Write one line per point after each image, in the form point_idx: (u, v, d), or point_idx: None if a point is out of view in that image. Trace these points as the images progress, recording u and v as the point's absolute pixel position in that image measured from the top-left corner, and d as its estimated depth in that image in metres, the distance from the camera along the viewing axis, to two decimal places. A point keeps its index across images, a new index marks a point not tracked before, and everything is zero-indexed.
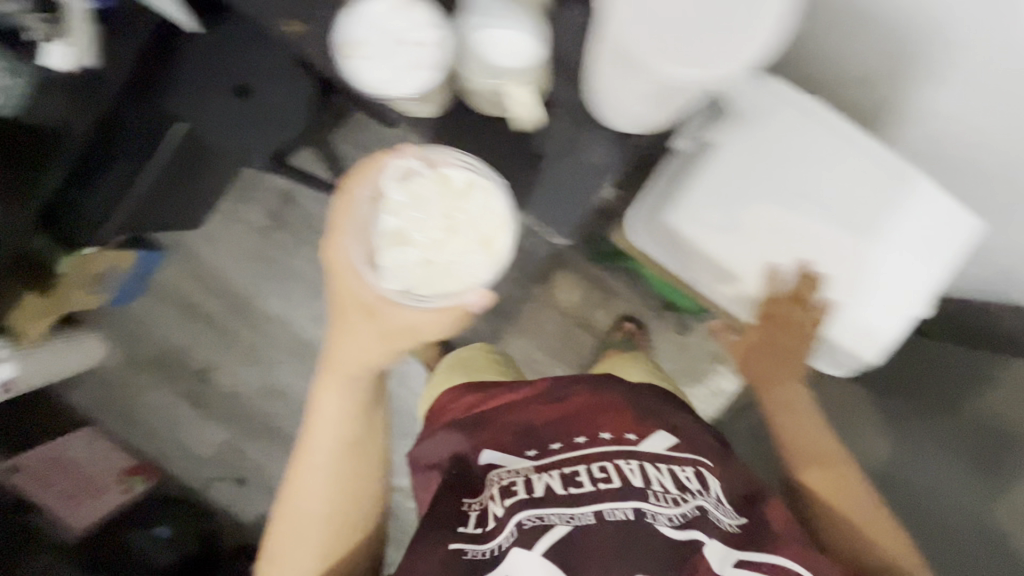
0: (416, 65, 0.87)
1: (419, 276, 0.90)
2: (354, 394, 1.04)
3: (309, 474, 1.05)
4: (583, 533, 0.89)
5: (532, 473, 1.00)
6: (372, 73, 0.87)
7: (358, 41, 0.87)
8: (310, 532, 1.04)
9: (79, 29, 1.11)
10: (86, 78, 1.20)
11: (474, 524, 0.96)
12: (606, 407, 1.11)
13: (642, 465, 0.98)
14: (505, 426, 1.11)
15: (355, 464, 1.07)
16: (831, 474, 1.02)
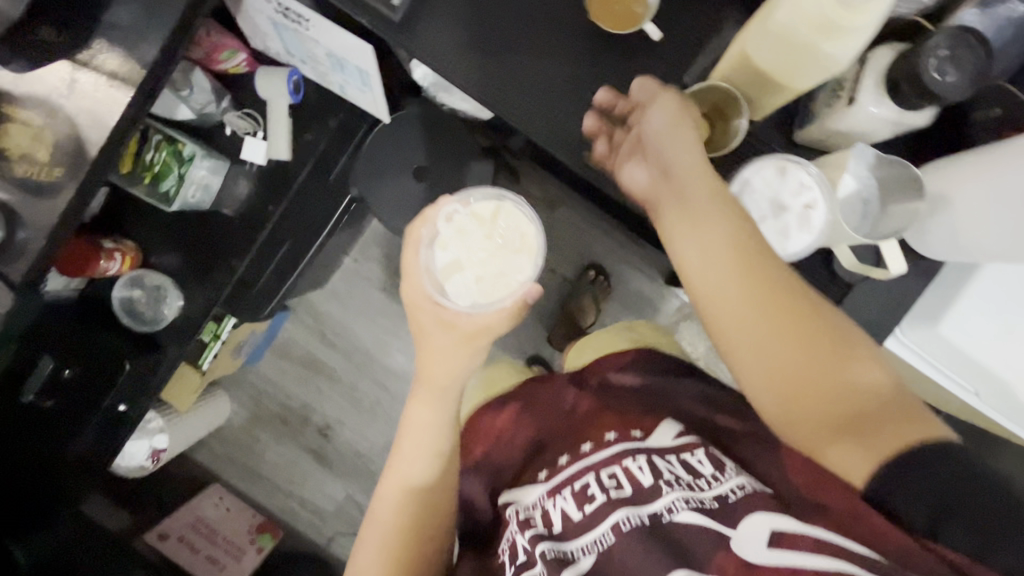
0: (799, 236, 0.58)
1: (488, 289, 0.78)
2: (436, 397, 0.78)
3: (390, 486, 0.77)
4: (611, 552, 0.62)
5: (546, 499, 0.73)
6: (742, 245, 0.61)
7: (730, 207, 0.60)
8: (395, 529, 0.74)
9: (280, 126, 1.15)
10: (279, 170, 1.20)
11: (512, 562, 0.68)
12: (603, 413, 0.87)
13: (650, 459, 0.71)
14: (527, 458, 0.88)
15: (418, 488, 0.77)
16: (849, 399, 0.55)
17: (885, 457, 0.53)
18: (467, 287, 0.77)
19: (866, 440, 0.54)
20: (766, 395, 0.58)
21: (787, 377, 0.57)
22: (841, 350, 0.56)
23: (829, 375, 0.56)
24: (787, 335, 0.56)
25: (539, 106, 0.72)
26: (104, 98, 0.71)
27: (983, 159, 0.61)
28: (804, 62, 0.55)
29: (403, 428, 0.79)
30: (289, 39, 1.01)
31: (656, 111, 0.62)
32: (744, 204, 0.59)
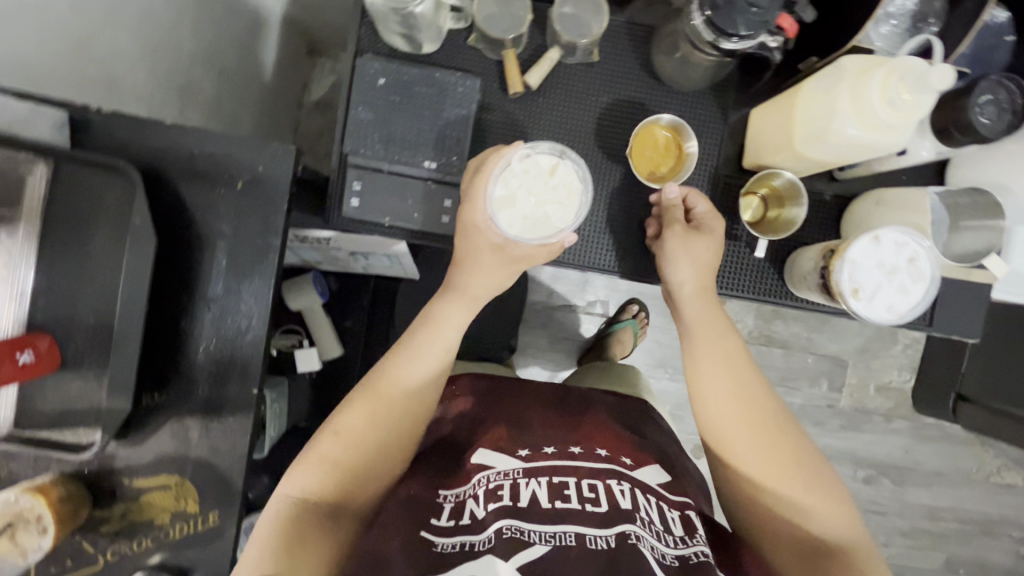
0: (915, 293, 0.62)
1: (539, 223, 0.63)
2: (440, 362, 0.68)
3: (356, 401, 0.64)
4: (570, 556, 0.52)
5: (522, 475, 0.61)
6: (878, 308, 0.62)
7: (853, 278, 0.62)
8: (337, 469, 0.60)
9: (321, 326, 1.13)
10: (336, 367, 1.19)
11: (450, 516, 0.58)
12: (601, 419, 0.74)
13: (635, 490, 0.61)
14: (493, 418, 0.73)
15: (385, 407, 0.64)
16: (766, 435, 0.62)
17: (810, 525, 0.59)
18: (521, 219, 0.63)
19: (775, 531, 0.60)
20: (740, 451, 0.62)
21: (749, 433, 0.62)
22: (829, 502, 0.59)
23: (780, 485, 0.60)
24: (785, 422, 0.63)
25: (614, 245, 0.75)
26: (227, 429, 0.68)
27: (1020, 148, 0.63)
28: (867, 152, 0.58)
29: (403, 347, 0.68)
30: (308, 252, 1.00)
31: (687, 264, 0.67)
32: (849, 267, 0.62)
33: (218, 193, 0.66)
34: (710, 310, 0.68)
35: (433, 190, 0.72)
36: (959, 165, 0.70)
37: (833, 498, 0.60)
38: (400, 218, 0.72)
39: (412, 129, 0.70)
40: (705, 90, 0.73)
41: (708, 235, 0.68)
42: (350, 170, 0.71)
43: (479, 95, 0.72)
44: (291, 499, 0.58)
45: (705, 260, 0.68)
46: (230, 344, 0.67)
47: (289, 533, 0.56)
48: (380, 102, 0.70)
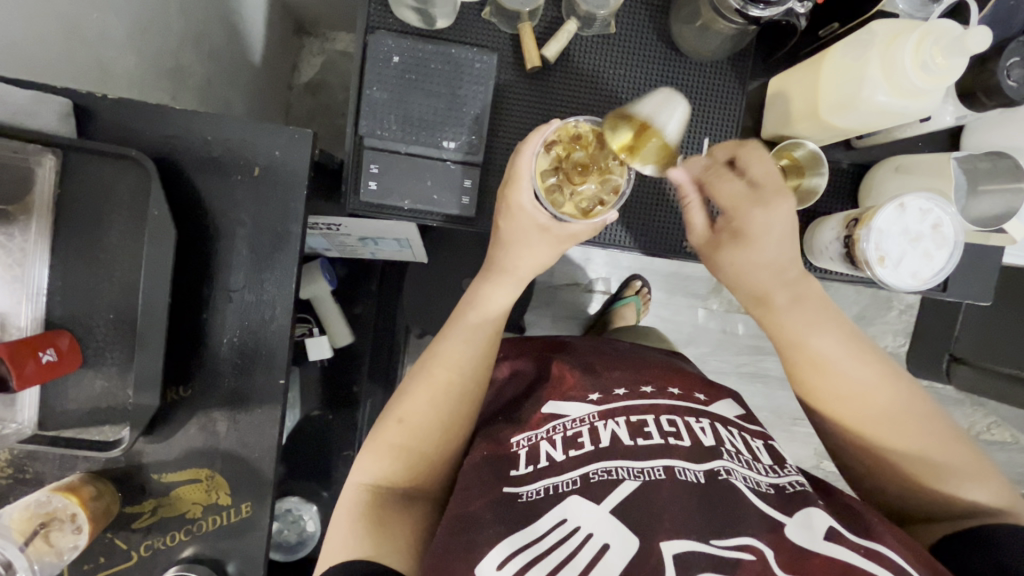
0: (942, 261, 0.63)
1: (580, 197, 0.64)
2: (489, 339, 0.67)
3: (417, 386, 0.64)
4: (661, 490, 0.53)
5: (598, 418, 0.62)
6: (903, 272, 0.63)
7: (880, 249, 0.62)
8: (410, 454, 0.61)
9: (330, 313, 1.13)
10: (345, 353, 1.19)
11: (527, 462, 0.59)
12: (659, 364, 0.75)
13: (715, 424, 0.62)
14: (551, 374, 0.74)
15: (443, 389, 0.64)
16: (834, 385, 0.58)
17: (924, 451, 0.55)
18: (559, 190, 0.64)
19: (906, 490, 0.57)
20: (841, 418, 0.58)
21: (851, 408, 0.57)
22: (960, 468, 0.55)
23: (909, 455, 0.56)
24: (852, 382, 0.57)
25: (634, 219, 0.77)
26: (256, 421, 0.68)
27: None
28: (895, 119, 0.58)
29: (453, 327, 0.67)
30: (316, 239, 0.99)
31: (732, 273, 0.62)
32: (875, 236, 0.62)
33: (234, 181, 0.64)
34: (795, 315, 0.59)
35: (453, 171, 0.70)
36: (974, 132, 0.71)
37: (964, 460, 0.55)
38: (419, 201, 0.71)
39: (429, 108, 0.68)
40: (724, 61, 0.72)
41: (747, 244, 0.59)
42: (365, 153, 0.69)
43: (496, 71, 0.70)
44: (367, 486, 0.59)
45: (764, 263, 0.59)
46: (255, 335, 0.66)
47: (368, 514, 0.57)
48: (395, 81, 0.68)
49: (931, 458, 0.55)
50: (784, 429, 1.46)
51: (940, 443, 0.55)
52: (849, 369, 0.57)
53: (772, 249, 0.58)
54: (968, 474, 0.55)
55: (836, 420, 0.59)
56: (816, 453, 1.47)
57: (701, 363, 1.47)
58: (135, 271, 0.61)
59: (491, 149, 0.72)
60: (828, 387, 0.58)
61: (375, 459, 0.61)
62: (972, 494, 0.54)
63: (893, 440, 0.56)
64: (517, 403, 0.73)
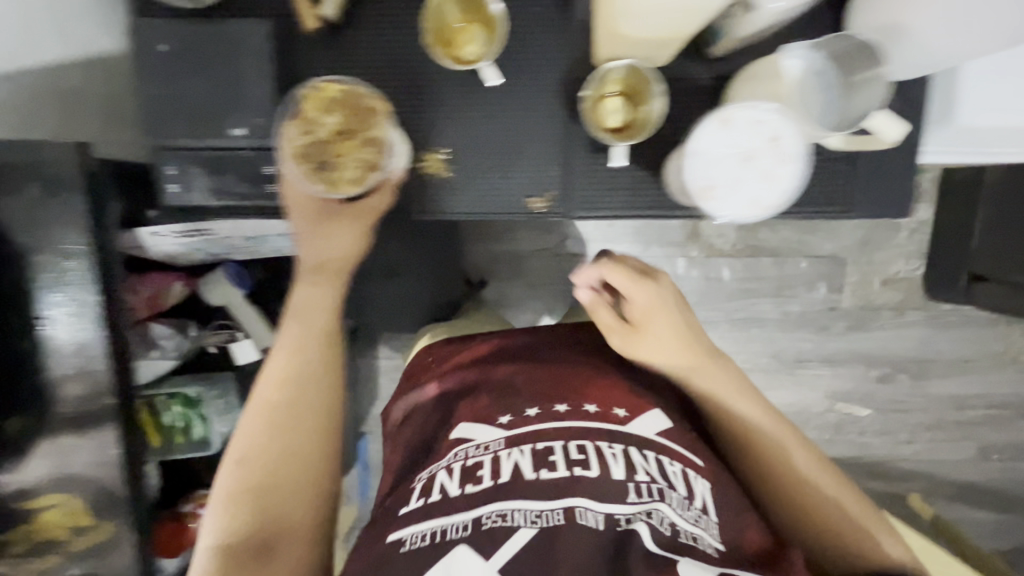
0: (785, 183, 0.52)
1: (348, 163, 0.63)
2: (328, 345, 0.66)
3: (251, 423, 0.62)
4: (558, 536, 0.54)
5: (503, 448, 0.62)
6: (741, 203, 0.52)
7: (706, 179, 0.52)
8: (254, 495, 0.59)
9: (251, 316, 1.12)
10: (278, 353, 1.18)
11: (418, 497, 0.59)
12: (580, 369, 0.72)
13: (628, 450, 0.62)
14: (468, 388, 0.73)
15: (273, 411, 0.62)
16: (702, 373, 0.70)
17: (744, 438, 0.68)
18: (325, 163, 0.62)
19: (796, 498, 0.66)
20: (706, 378, 0.70)
21: (685, 359, 0.71)
22: (791, 433, 0.67)
23: (790, 453, 0.67)
24: (721, 372, 0.71)
25: (468, 183, 0.68)
26: (101, 443, 0.67)
27: None
28: (684, 17, 0.51)
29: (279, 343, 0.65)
30: (206, 247, 0.96)
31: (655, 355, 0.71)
32: (696, 164, 0.52)
33: (19, 206, 0.62)
34: (713, 376, 0.70)
35: (251, 159, 0.65)
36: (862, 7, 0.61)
37: (800, 477, 0.66)
38: (226, 196, 0.66)
39: (209, 94, 0.63)
40: None
41: (642, 331, 0.71)
42: (157, 154, 0.65)
43: (275, 41, 0.63)
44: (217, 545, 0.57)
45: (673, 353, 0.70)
46: (78, 359, 0.65)
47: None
48: (168, 71, 0.62)
49: (774, 433, 0.67)
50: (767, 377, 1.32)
51: (775, 422, 0.68)
52: (704, 382, 0.70)
53: (669, 320, 0.70)
54: (807, 462, 0.66)
55: (710, 399, 0.70)
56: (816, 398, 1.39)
57: None
58: None
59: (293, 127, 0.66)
60: (710, 373, 0.70)
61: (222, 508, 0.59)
62: (805, 463, 0.66)
63: (747, 411, 0.68)
64: (436, 423, 0.71)
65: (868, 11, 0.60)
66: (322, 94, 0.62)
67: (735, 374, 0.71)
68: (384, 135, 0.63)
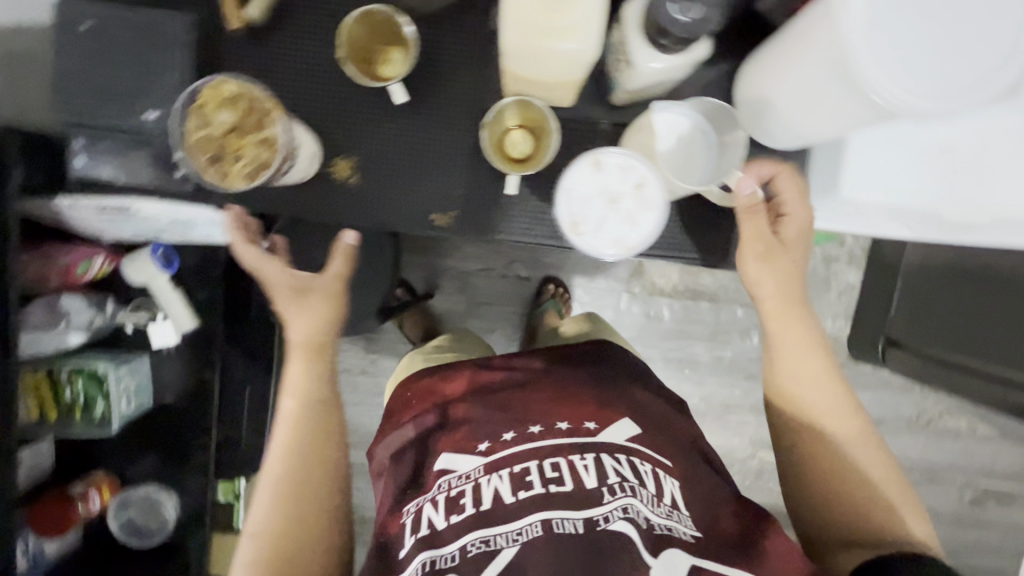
0: (647, 221, 0.56)
1: (242, 159, 0.62)
2: (316, 435, 0.83)
3: (265, 496, 0.79)
4: (537, 547, 0.63)
5: (483, 474, 0.72)
6: (605, 239, 0.56)
7: (574, 213, 0.56)
8: (265, 561, 0.74)
9: (171, 299, 1.12)
10: (197, 339, 1.18)
11: (414, 531, 0.70)
12: (555, 391, 0.82)
13: (598, 458, 0.71)
14: (452, 416, 0.83)
15: (289, 498, 0.78)
16: (796, 322, 0.77)
17: (867, 440, 0.75)
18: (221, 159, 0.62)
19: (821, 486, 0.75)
20: (811, 397, 0.76)
21: (826, 402, 0.76)
22: (908, 497, 0.73)
23: (909, 516, 0.71)
24: (818, 358, 0.77)
25: (371, 192, 0.71)
26: None
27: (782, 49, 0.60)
28: (541, 60, 0.53)
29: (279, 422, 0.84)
30: (124, 226, 0.97)
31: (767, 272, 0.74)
32: (565, 199, 0.56)
33: None
34: (842, 415, 0.75)
35: (158, 145, 0.67)
36: (746, 76, 0.68)
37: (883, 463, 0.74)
38: (131, 176, 0.68)
39: (123, 77, 0.65)
40: (443, 13, 0.68)
41: (790, 249, 0.73)
42: (67, 128, 0.66)
43: (195, 36, 0.66)
44: None
45: (779, 281, 0.74)
46: None
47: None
48: (85, 50, 0.64)
49: (856, 428, 0.75)
50: None
51: (877, 462, 0.74)
52: (823, 405, 0.75)
53: (789, 267, 0.74)
54: (900, 498, 0.72)
55: (824, 422, 0.75)
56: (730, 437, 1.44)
57: None
58: None
59: None
60: (804, 380, 0.76)
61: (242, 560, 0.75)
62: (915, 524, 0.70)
63: (853, 444, 0.74)
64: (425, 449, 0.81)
65: (751, 78, 0.67)
66: (218, 92, 0.61)
67: (835, 391, 0.76)
68: (275, 133, 0.61)
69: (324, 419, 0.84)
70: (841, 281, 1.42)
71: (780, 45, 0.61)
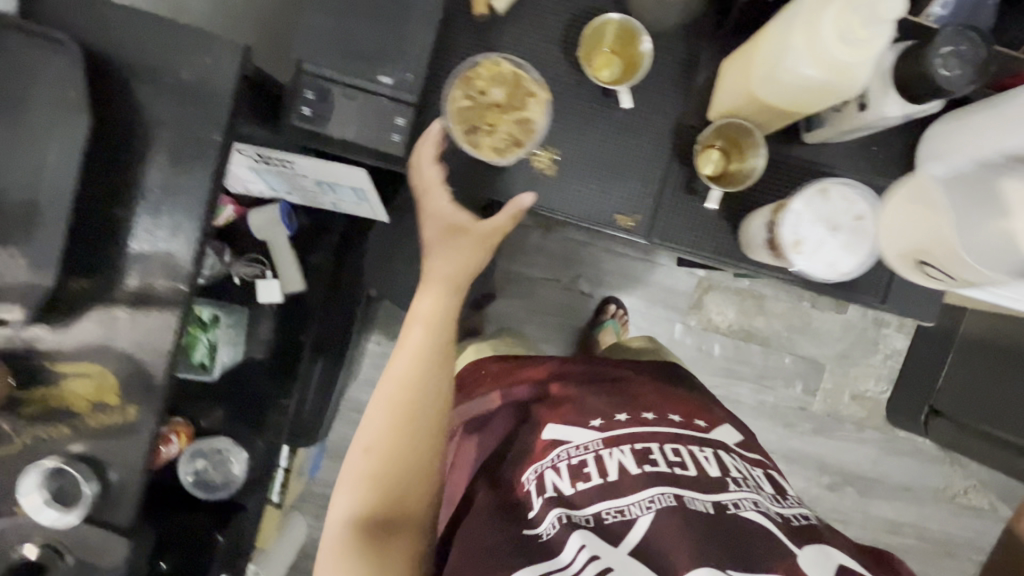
0: (858, 246, 0.66)
1: (496, 136, 0.70)
2: (445, 351, 0.74)
3: (374, 414, 0.70)
4: (674, 519, 0.64)
5: (601, 447, 0.73)
6: (822, 260, 0.65)
7: (798, 233, 0.64)
8: (374, 485, 0.66)
9: (287, 258, 1.14)
10: (295, 301, 1.20)
11: (538, 494, 0.70)
12: (653, 389, 0.85)
13: (716, 452, 0.74)
14: (548, 393, 0.85)
15: (410, 420, 0.69)
16: None
17: None
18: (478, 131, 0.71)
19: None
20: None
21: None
22: None
23: None
24: None
25: (564, 187, 0.74)
26: (154, 325, 0.68)
27: (992, 122, 0.62)
28: (821, 97, 0.56)
29: (398, 349, 0.74)
30: (274, 179, 1.00)
31: None
32: (792, 219, 0.64)
33: (162, 84, 0.64)
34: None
35: (385, 107, 0.70)
36: (933, 137, 0.70)
37: None
38: (350, 134, 0.70)
39: (370, 41, 0.68)
40: (681, 36, 0.72)
41: None
42: (303, 78, 0.69)
43: (442, 15, 0.69)
44: (347, 525, 0.64)
45: None
46: (165, 240, 0.67)
47: (358, 550, 0.63)
48: (340, 8, 0.68)
49: None
50: None
51: None
52: None
53: None
54: None
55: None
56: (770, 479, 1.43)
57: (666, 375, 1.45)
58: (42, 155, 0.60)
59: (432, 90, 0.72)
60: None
61: (352, 501, 0.66)
62: None
63: None
64: (517, 425, 0.82)
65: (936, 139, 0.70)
66: (500, 66, 0.70)
67: None
68: (534, 119, 0.70)
69: (442, 357, 0.74)
70: (889, 345, 1.49)
71: (987, 113, 0.63)
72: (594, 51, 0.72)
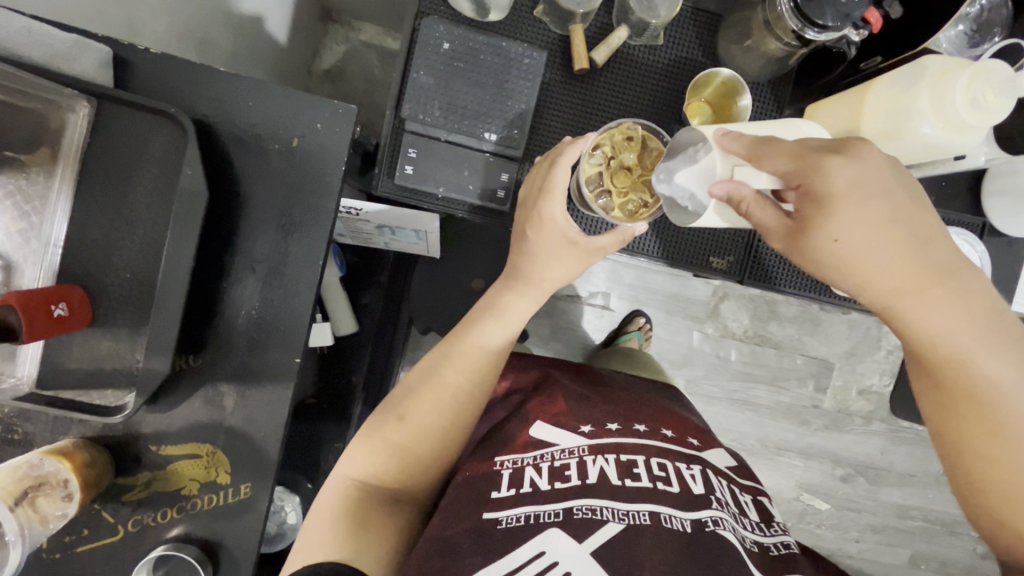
0: None
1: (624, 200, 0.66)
2: (503, 348, 0.72)
3: (421, 385, 0.69)
4: (645, 535, 0.54)
5: (587, 452, 0.65)
6: None
7: None
8: (401, 454, 0.65)
9: (340, 301, 1.08)
10: (343, 343, 1.14)
11: (509, 485, 0.62)
12: (654, 406, 0.78)
13: (705, 471, 0.65)
14: (547, 393, 0.79)
15: (455, 397, 0.68)
16: None
17: None
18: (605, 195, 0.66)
19: (982, 442, 0.47)
20: None
21: None
22: None
23: None
24: None
25: (661, 230, 0.77)
26: (264, 399, 0.65)
27: None
28: (933, 153, 0.58)
29: (466, 329, 0.71)
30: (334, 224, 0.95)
31: None
32: None
33: (270, 151, 0.62)
34: None
35: (488, 163, 0.70)
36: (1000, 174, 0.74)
37: None
38: (453, 189, 0.71)
39: (474, 98, 0.68)
40: (766, 82, 0.73)
41: None
42: (405, 136, 0.69)
43: (540, 69, 0.70)
44: (354, 483, 0.64)
45: None
46: (273, 310, 0.64)
47: (352, 516, 0.61)
48: (443, 68, 0.68)
49: None
50: (769, 459, 1.36)
51: None
52: None
53: None
54: None
55: None
56: (797, 485, 1.37)
57: (692, 387, 1.35)
58: (158, 233, 0.59)
59: (531, 144, 0.72)
60: None
61: (366, 459, 0.65)
62: None
63: None
64: (507, 417, 0.76)
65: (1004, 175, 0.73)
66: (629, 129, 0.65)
67: None
68: None
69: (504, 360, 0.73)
70: (892, 340, 1.33)
71: None
72: (698, 95, 0.71)
